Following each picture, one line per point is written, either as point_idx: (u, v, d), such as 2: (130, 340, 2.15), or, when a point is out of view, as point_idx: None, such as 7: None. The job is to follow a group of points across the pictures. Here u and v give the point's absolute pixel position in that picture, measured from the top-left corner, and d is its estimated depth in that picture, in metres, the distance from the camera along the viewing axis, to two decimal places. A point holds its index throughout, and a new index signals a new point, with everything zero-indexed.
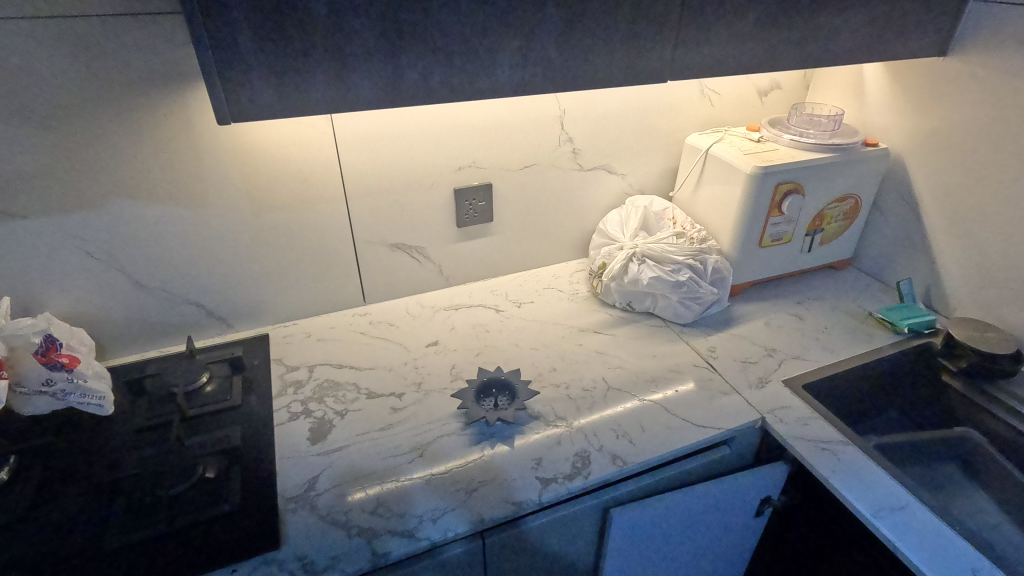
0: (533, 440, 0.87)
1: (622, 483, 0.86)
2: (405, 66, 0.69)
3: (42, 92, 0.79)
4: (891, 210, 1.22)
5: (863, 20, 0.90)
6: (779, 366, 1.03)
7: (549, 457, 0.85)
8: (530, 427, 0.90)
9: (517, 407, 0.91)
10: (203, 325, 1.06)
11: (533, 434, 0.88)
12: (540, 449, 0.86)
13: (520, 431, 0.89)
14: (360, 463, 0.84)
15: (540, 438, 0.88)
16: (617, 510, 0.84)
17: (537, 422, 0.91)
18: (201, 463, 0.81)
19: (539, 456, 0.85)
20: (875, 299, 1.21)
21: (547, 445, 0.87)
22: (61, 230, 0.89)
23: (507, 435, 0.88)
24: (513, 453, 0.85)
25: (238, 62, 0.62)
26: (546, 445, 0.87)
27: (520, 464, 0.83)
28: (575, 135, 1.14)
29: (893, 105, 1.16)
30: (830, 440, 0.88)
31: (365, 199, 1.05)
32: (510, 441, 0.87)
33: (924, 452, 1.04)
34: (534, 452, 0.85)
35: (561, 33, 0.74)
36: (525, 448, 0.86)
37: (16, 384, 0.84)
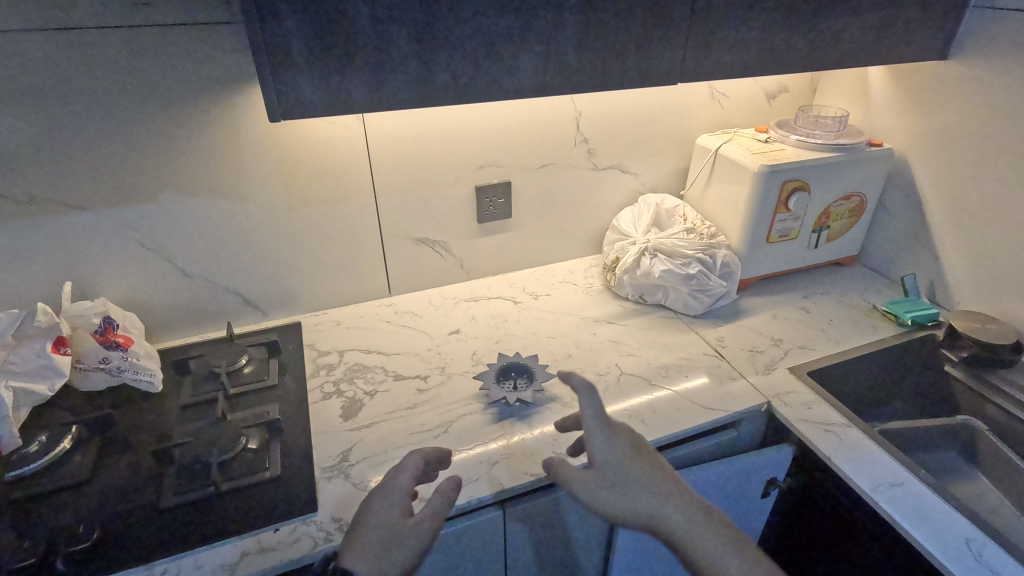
0: (550, 419, 0.93)
1: None
2: (436, 69, 0.76)
3: (106, 95, 0.87)
4: (896, 208, 1.26)
5: (865, 26, 0.95)
6: (785, 355, 1.07)
7: (565, 435, 0.90)
8: (547, 408, 0.96)
9: (535, 389, 0.97)
10: (240, 312, 1.13)
11: (550, 414, 0.94)
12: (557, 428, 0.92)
13: (537, 411, 0.95)
14: (389, 437, 0.90)
15: (557, 418, 0.94)
16: None
17: (553, 403, 0.97)
18: (245, 434, 0.87)
19: (555, 433, 0.91)
20: (881, 294, 1.25)
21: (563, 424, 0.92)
22: (118, 221, 0.97)
23: (526, 415, 0.94)
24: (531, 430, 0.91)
25: (288, 65, 0.69)
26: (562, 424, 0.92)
27: (538, 439, 0.89)
28: (590, 135, 1.21)
29: (896, 107, 1.21)
30: (832, 422, 0.93)
31: (393, 195, 1.12)
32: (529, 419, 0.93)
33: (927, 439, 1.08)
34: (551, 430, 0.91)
35: (579, 37, 0.80)
36: (542, 426, 0.92)
37: (76, 360, 0.92)
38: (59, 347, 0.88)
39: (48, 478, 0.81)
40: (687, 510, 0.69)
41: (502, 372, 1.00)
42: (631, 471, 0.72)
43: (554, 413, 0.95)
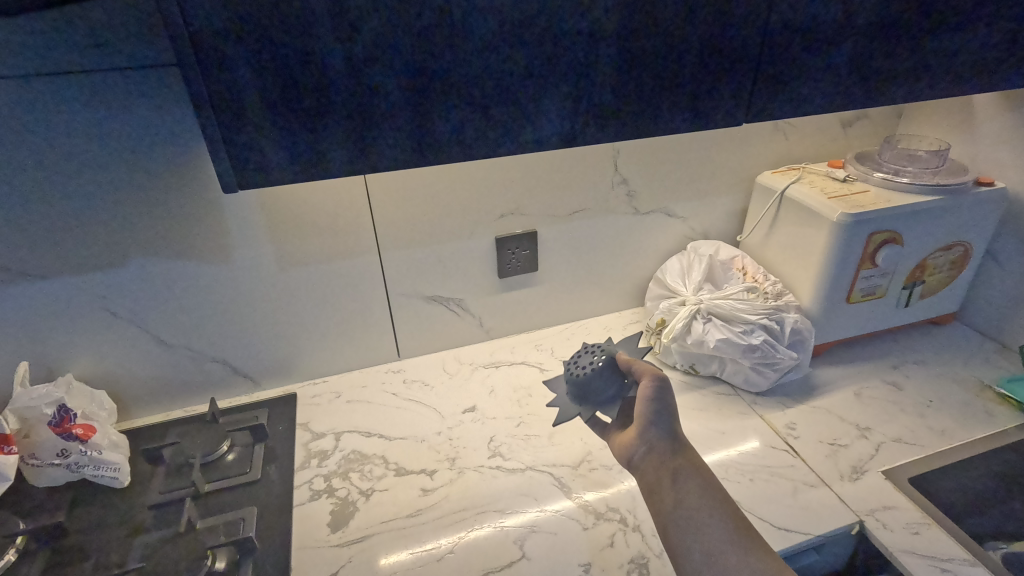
0: (680, 471, 0.65)
1: None
2: (436, 120, 0.61)
3: (62, 153, 0.74)
4: (1009, 260, 1.03)
5: (985, 45, 0.75)
6: (876, 452, 0.86)
7: (702, 507, 0.62)
8: (669, 455, 0.66)
9: (658, 417, 0.68)
10: (228, 384, 1.00)
11: (675, 465, 0.66)
12: (694, 497, 0.63)
13: (653, 466, 0.66)
14: (385, 558, 0.74)
15: (692, 478, 0.65)
16: None
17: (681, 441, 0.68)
18: (211, 554, 0.73)
19: (688, 492, 0.64)
20: (991, 365, 1.02)
21: (704, 479, 0.65)
22: (85, 290, 0.84)
23: (648, 456, 0.67)
24: (648, 487, 0.66)
25: (244, 123, 0.56)
26: (699, 488, 0.64)
27: (652, 499, 0.65)
28: (630, 176, 1.03)
29: (1011, 137, 0.98)
30: (950, 558, 0.71)
31: (400, 252, 0.97)
32: (648, 468, 0.67)
33: None
34: (684, 484, 0.64)
35: (618, 72, 0.64)
36: (672, 480, 0.65)
37: (29, 456, 0.79)
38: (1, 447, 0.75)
39: None
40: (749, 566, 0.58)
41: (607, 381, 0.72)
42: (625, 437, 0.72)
43: (682, 455, 0.67)
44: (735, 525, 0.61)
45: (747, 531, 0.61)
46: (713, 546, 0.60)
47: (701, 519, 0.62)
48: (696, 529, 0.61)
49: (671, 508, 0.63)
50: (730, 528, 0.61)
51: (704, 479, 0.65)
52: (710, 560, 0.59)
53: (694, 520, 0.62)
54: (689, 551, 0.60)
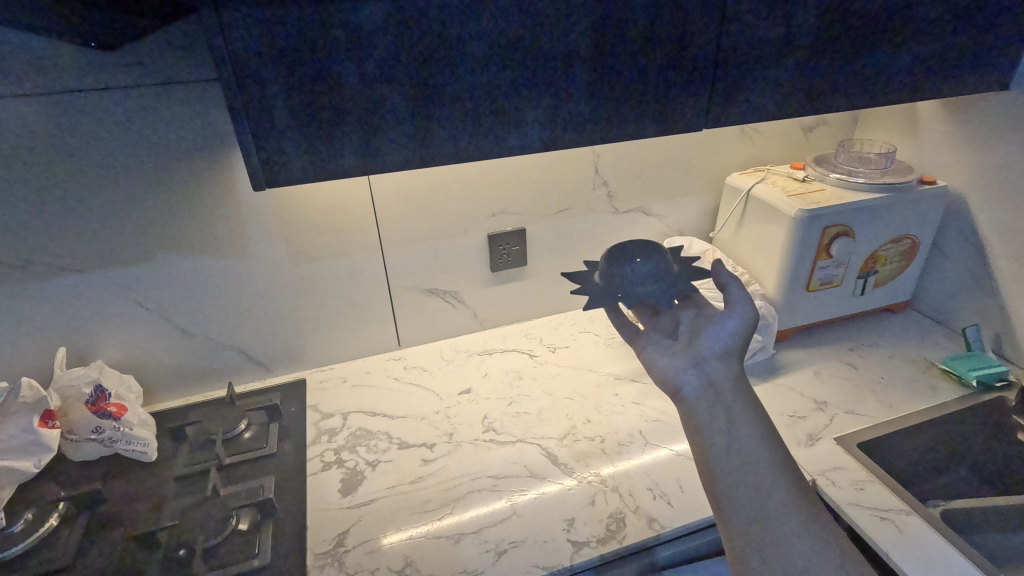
0: (738, 417, 0.61)
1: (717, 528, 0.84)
2: (435, 128, 0.71)
3: (101, 159, 0.83)
4: (953, 252, 1.14)
5: (914, 60, 0.86)
6: (830, 422, 0.96)
7: (758, 458, 0.59)
8: (726, 394, 0.62)
9: (718, 349, 0.65)
10: (243, 371, 1.08)
11: (733, 408, 0.62)
12: (750, 448, 0.59)
13: (706, 400, 0.63)
14: (391, 518, 0.83)
15: (750, 426, 0.60)
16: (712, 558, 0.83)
17: (740, 383, 0.64)
18: (234, 515, 0.82)
19: (745, 440, 0.59)
20: (938, 347, 1.12)
21: (764, 431, 0.60)
22: (116, 283, 0.93)
23: (703, 390, 0.63)
24: (696, 422, 0.62)
25: (270, 130, 0.65)
26: (758, 438, 0.60)
27: (701, 436, 0.61)
28: (610, 177, 1.13)
29: (950, 140, 1.10)
30: (889, 509, 0.81)
31: (401, 248, 1.06)
32: (701, 403, 0.63)
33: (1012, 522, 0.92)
34: (741, 432, 0.60)
35: (592, 85, 0.74)
36: (727, 419, 0.61)
37: (68, 431, 0.88)
38: (48, 421, 0.83)
39: (32, 562, 0.77)
40: (804, 542, 0.55)
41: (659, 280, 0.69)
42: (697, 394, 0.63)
43: (741, 400, 0.62)
44: (796, 494, 0.57)
45: (802, 495, 0.58)
46: (765, 500, 0.57)
47: (754, 469, 0.58)
48: (750, 483, 0.57)
49: (723, 449, 0.59)
50: (791, 494, 0.57)
51: (764, 431, 0.60)
52: (759, 517, 0.56)
53: (749, 476, 0.58)
54: (738, 503, 0.57)
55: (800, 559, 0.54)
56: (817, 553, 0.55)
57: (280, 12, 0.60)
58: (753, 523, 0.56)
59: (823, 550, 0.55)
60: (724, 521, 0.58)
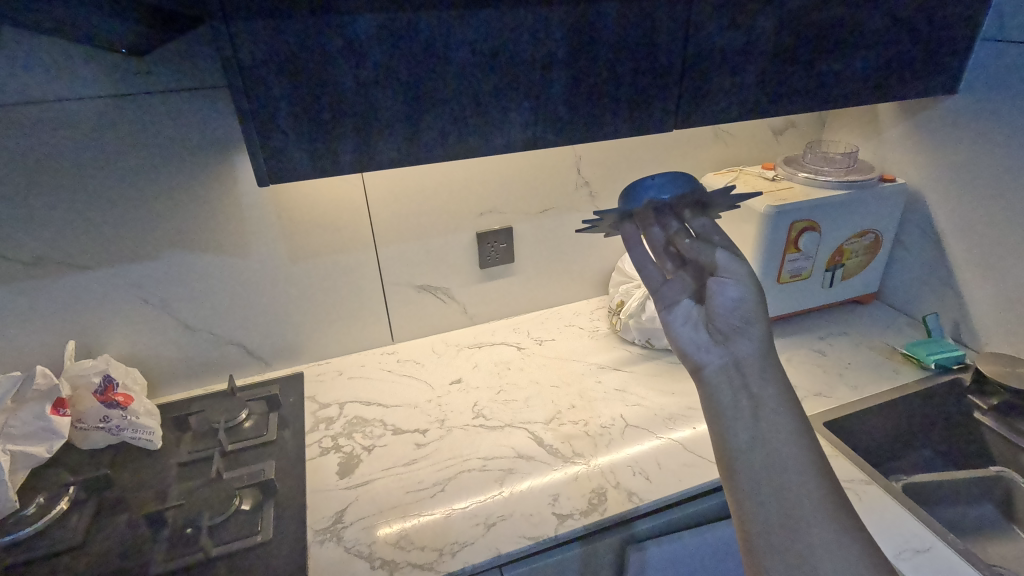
0: (765, 408, 0.55)
1: (691, 503, 0.89)
2: (425, 127, 0.77)
3: (111, 160, 0.89)
4: (914, 245, 1.21)
5: (867, 65, 0.94)
6: (800, 403, 1.02)
7: (787, 457, 0.53)
8: (751, 376, 0.57)
9: (739, 321, 0.59)
10: (243, 365, 1.13)
11: (758, 391, 0.56)
12: (779, 445, 0.53)
13: (729, 383, 0.57)
14: (386, 497, 0.88)
15: (781, 420, 0.54)
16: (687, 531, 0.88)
17: (768, 363, 0.57)
18: (238, 495, 0.86)
19: (774, 436, 0.54)
20: (901, 335, 1.19)
21: (797, 425, 0.54)
22: (122, 280, 0.98)
23: (726, 369, 0.58)
24: (718, 410, 0.56)
25: (274, 130, 0.71)
26: (787, 433, 0.54)
27: (723, 428, 0.55)
28: (591, 178, 1.20)
29: (908, 141, 1.18)
30: (852, 480, 0.87)
31: (394, 245, 1.12)
32: (724, 385, 0.57)
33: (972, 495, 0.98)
34: (770, 426, 0.54)
35: (569, 89, 0.80)
36: (753, 409, 0.55)
37: (77, 420, 0.93)
38: (59, 409, 0.89)
39: (44, 542, 0.81)
40: (835, 551, 0.50)
41: (680, 199, 0.64)
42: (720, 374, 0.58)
43: (769, 386, 0.56)
44: (821, 485, 0.52)
45: (834, 499, 0.52)
46: (794, 504, 0.51)
47: (783, 469, 0.52)
48: (773, 477, 0.52)
49: (748, 445, 0.54)
50: (823, 497, 0.52)
51: (795, 424, 0.54)
52: (785, 523, 0.51)
53: (777, 478, 0.52)
54: (762, 506, 0.52)
55: (828, 571, 0.49)
56: (847, 566, 0.49)
57: (284, 23, 0.66)
58: (778, 529, 0.51)
59: (854, 563, 0.49)
60: (745, 524, 0.53)
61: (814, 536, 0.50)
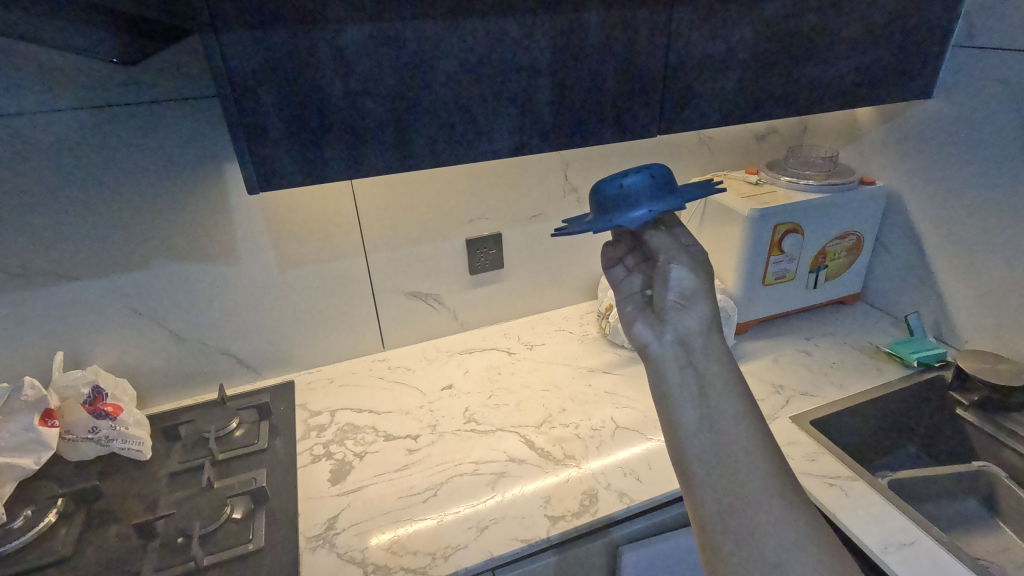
0: (712, 386, 0.51)
1: (675, 505, 0.89)
2: (413, 134, 0.78)
3: (99, 170, 0.89)
4: (895, 246, 1.24)
5: (844, 71, 0.96)
6: (787, 403, 1.04)
7: (733, 434, 0.50)
8: (696, 354, 0.53)
9: (682, 298, 0.55)
10: (233, 374, 1.13)
11: (704, 369, 0.52)
12: (725, 423, 0.50)
13: (674, 363, 0.53)
14: (378, 503, 0.88)
15: (726, 398, 0.51)
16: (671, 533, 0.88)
17: (715, 342, 0.54)
18: (229, 504, 0.86)
19: (719, 415, 0.50)
20: (885, 334, 1.22)
21: (742, 404, 0.51)
22: (111, 291, 0.98)
23: (672, 347, 0.54)
24: (664, 391, 0.52)
25: (264, 138, 0.72)
26: (734, 411, 0.51)
27: (668, 409, 0.52)
28: (579, 184, 1.21)
29: (887, 144, 1.21)
30: (838, 476, 0.88)
31: (384, 253, 1.13)
32: (669, 365, 0.53)
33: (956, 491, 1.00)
34: (716, 405, 0.51)
35: (554, 97, 0.82)
36: (699, 388, 0.51)
37: (65, 431, 0.92)
38: (48, 420, 0.88)
39: (31, 555, 0.80)
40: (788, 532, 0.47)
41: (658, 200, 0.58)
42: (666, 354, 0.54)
43: (715, 364, 0.52)
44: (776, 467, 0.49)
45: (783, 474, 0.49)
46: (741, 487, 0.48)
47: (733, 452, 0.49)
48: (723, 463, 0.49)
49: (695, 427, 0.50)
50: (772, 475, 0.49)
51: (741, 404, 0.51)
52: (734, 505, 0.48)
53: (723, 458, 0.49)
54: (710, 489, 0.48)
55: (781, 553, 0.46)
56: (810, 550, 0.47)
57: (273, 33, 0.67)
58: (726, 512, 0.48)
59: (801, 541, 0.47)
60: (697, 510, 0.50)
61: (761, 515, 0.47)
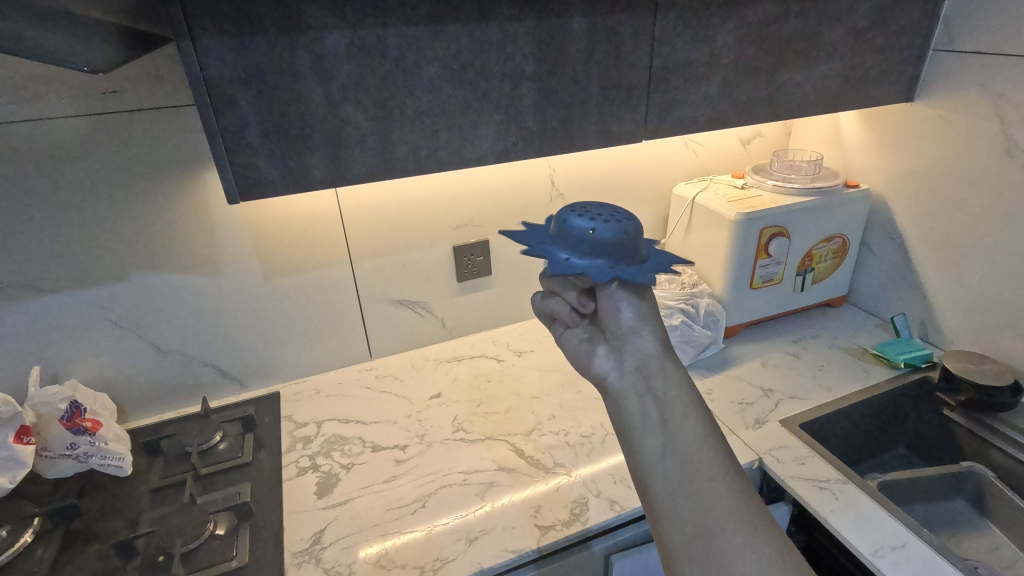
0: (680, 412, 0.50)
1: None
2: (397, 141, 0.77)
3: (76, 180, 0.87)
4: (880, 248, 1.25)
5: (827, 74, 0.97)
6: (776, 406, 1.04)
7: (701, 461, 0.47)
8: (657, 380, 0.52)
9: (635, 324, 0.55)
10: (217, 386, 1.11)
11: (667, 394, 0.51)
12: (692, 449, 0.48)
13: (635, 393, 0.52)
14: (365, 516, 0.87)
15: (692, 423, 0.49)
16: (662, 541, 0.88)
17: (671, 360, 0.53)
18: (212, 520, 0.84)
19: (684, 441, 0.49)
20: (872, 336, 1.22)
21: (710, 428, 0.50)
22: (89, 303, 0.96)
23: (630, 377, 0.53)
24: (627, 423, 0.51)
25: (244, 147, 0.71)
26: (705, 437, 0.49)
27: (631, 443, 0.50)
28: (566, 190, 1.21)
29: (870, 148, 1.22)
30: (828, 480, 0.88)
31: (369, 261, 1.12)
32: (629, 395, 0.52)
33: (946, 491, 1.00)
34: (682, 429, 0.49)
35: (539, 103, 0.82)
36: (661, 414, 0.50)
37: (42, 448, 0.90)
38: (24, 437, 0.86)
39: None
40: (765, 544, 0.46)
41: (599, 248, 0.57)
42: (625, 386, 0.53)
43: (676, 388, 0.51)
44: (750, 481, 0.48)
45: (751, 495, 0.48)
46: (709, 510, 0.46)
47: (700, 476, 0.47)
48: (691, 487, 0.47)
49: (659, 454, 0.49)
50: (739, 496, 0.47)
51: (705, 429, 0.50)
52: (703, 531, 0.45)
53: (689, 486, 0.47)
54: (677, 516, 0.46)
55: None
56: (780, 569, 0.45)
57: (251, 40, 0.66)
58: (694, 542, 0.45)
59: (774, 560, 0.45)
60: (664, 542, 0.47)
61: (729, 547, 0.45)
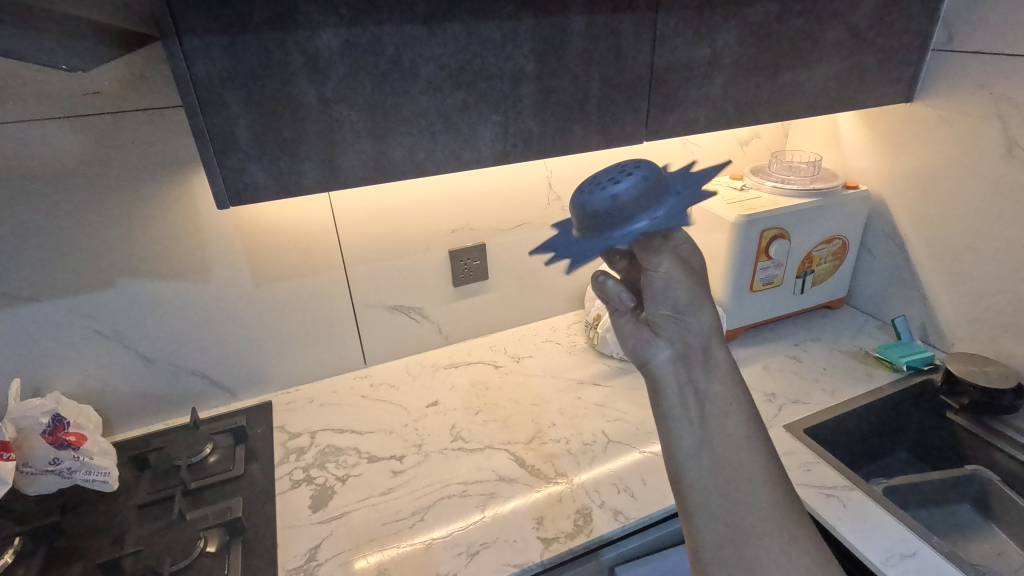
0: (712, 412, 0.48)
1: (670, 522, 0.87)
2: (393, 144, 0.75)
3: (57, 185, 0.84)
4: (880, 249, 1.24)
5: (828, 75, 0.96)
6: (779, 410, 1.02)
7: (730, 465, 0.46)
8: (698, 371, 0.50)
9: (676, 313, 0.53)
10: (207, 396, 1.07)
11: (709, 390, 0.49)
12: (720, 453, 0.46)
13: (676, 378, 0.50)
14: (362, 531, 0.84)
15: (723, 425, 0.47)
16: (667, 551, 0.86)
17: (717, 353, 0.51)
18: (202, 537, 0.81)
19: (722, 440, 0.46)
20: (872, 338, 1.21)
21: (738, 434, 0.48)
22: (72, 312, 0.92)
23: (673, 362, 0.51)
24: (663, 405, 0.49)
25: (234, 151, 0.68)
26: (734, 441, 0.47)
27: (668, 428, 0.47)
28: (563, 193, 1.19)
29: (869, 149, 1.21)
30: (834, 486, 0.87)
31: (364, 267, 1.09)
32: (670, 381, 0.50)
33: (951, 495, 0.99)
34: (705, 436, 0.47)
35: (539, 104, 0.80)
36: (700, 406, 0.48)
37: (23, 464, 0.85)
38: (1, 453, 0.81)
39: None
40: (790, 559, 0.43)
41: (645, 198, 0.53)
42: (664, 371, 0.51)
43: (720, 384, 0.49)
44: (773, 492, 0.46)
45: (778, 509, 0.45)
46: (741, 515, 0.44)
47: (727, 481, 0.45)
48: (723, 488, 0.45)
49: (695, 448, 0.46)
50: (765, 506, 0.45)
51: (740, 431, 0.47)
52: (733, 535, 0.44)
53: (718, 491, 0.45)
54: (709, 519, 0.44)
55: None
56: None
57: (241, 39, 0.63)
58: (726, 543, 0.44)
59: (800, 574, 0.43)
60: (693, 540, 0.46)
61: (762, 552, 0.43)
